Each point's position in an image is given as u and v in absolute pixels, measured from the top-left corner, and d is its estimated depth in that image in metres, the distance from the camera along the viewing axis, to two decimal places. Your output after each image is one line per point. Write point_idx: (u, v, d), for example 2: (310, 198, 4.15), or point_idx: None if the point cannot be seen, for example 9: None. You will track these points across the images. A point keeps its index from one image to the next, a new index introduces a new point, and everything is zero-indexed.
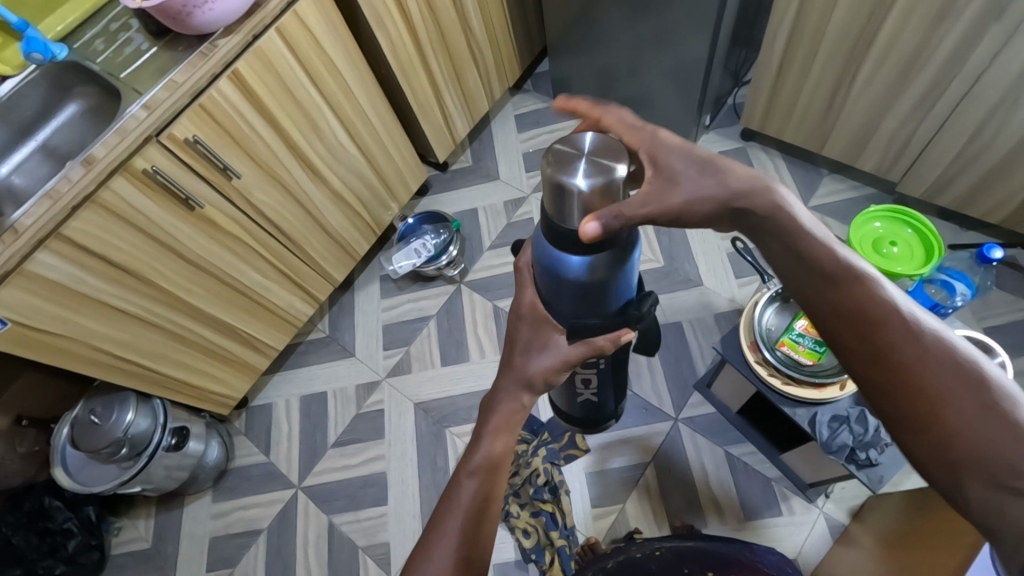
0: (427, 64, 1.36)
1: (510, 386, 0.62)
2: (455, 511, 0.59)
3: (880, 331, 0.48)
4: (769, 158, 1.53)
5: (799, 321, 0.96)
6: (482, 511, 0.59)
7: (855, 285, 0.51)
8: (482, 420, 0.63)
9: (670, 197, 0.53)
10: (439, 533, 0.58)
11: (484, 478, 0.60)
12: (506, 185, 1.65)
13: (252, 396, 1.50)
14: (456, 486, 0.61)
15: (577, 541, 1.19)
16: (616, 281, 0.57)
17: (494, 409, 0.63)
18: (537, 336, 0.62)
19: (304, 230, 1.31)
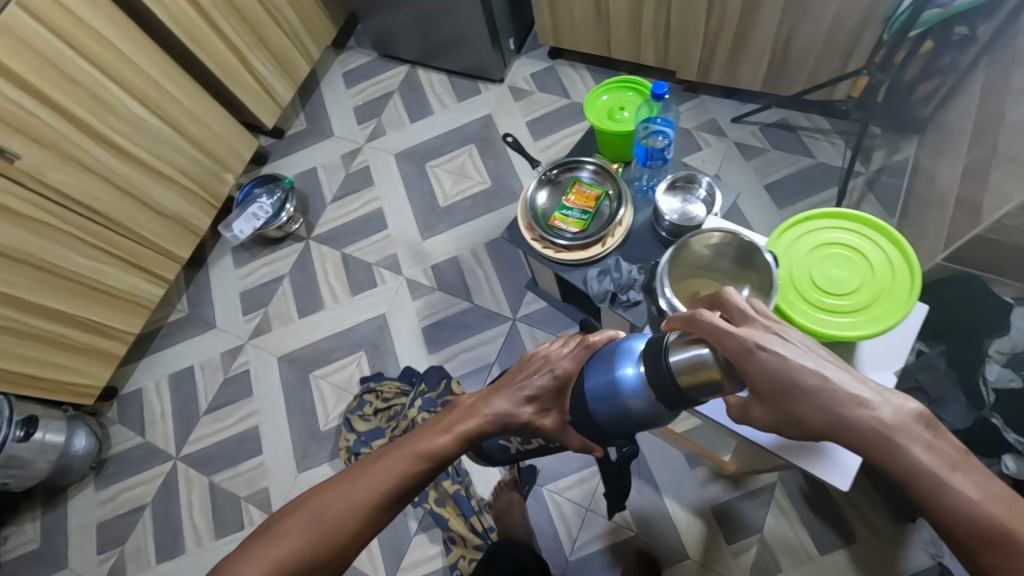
0: (220, 29, 1.39)
1: (505, 400, 0.63)
2: (380, 470, 0.59)
3: (1006, 552, 0.41)
4: (575, 71, 1.62)
5: (566, 198, 1.06)
6: (398, 497, 0.59)
7: (955, 483, 0.43)
8: (463, 413, 0.63)
9: (791, 410, 0.50)
10: (361, 480, 0.58)
11: (426, 471, 0.60)
12: (341, 140, 1.70)
13: (121, 385, 1.52)
14: (397, 453, 0.60)
15: (469, 479, 1.25)
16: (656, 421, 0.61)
17: (476, 412, 0.62)
18: (547, 399, 0.64)
19: (127, 210, 1.32)
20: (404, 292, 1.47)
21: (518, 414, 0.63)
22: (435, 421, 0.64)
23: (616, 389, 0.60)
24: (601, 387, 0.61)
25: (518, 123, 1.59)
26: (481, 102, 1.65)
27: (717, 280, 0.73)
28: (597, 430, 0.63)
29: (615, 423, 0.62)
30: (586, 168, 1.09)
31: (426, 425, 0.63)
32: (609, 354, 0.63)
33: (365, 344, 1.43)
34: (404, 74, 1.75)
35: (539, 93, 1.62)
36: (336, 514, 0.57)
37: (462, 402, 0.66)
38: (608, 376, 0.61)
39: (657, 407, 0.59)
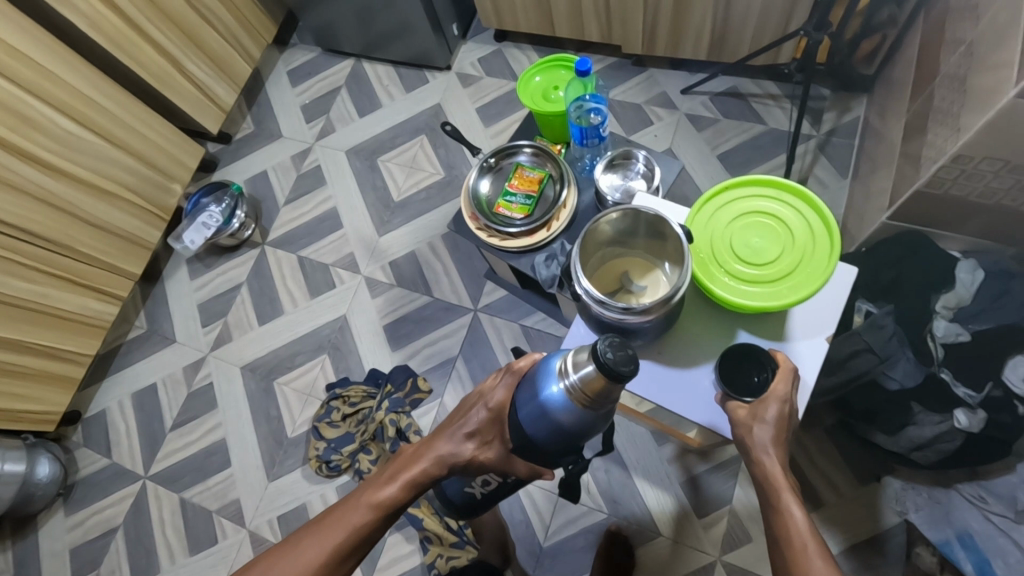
0: (149, 36, 1.34)
1: (445, 441, 0.62)
2: (333, 526, 0.58)
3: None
4: (522, 52, 1.59)
5: (509, 183, 1.04)
6: (355, 549, 0.58)
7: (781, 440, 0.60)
8: (409, 459, 0.63)
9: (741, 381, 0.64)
10: (316, 534, 0.58)
11: (374, 520, 0.59)
12: (290, 141, 1.66)
13: (84, 409, 1.49)
14: (344, 506, 0.60)
15: None
16: (594, 428, 0.59)
17: (421, 456, 0.62)
18: (485, 430, 0.63)
19: (67, 230, 1.29)
20: (363, 291, 1.44)
21: (461, 452, 0.62)
22: (386, 468, 0.64)
23: (549, 407, 0.57)
24: (532, 411, 0.59)
25: (467, 110, 1.56)
26: (429, 91, 1.61)
27: (633, 253, 0.76)
28: (537, 451, 0.61)
29: (554, 439, 0.59)
30: (525, 152, 1.07)
31: (378, 472, 0.63)
32: (534, 375, 0.60)
33: (327, 347, 1.41)
34: (349, 68, 1.71)
35: (487, 78, 1.59)
36: (292, 572, 0.55)
37: (407, 447, 0.65)
38: (535, 402, 0.58)
39: (587, 416, 0.57)
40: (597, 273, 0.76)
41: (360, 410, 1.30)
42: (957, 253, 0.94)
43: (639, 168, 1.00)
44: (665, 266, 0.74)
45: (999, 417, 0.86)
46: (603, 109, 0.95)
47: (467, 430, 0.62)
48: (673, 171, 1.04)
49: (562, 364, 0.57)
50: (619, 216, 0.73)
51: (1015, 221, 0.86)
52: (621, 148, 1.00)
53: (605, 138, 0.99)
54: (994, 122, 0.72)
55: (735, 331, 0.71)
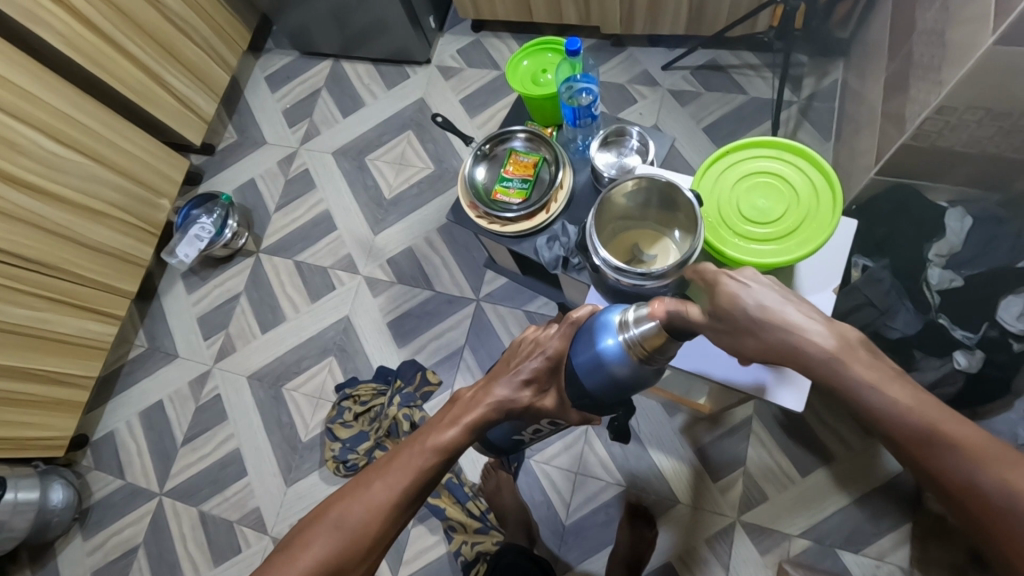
0: (127, 52, 1.33)
1: (503, 386, 0.59)
2: (396, 470, 0.55)
3: (936, 446, 0.45)
4: (500, 41, 1.60)
5: (505, 169, 1.05)
6: (419, 495, 0.55)
7: (888, 393, 0.47)
8: (466, 405, 0.58)
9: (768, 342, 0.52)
10: (378, 480, 0.54)
11: (438, 462, 0.55)
12: (275, 147, 1.65)
13: (91, 432, 1.48)
14: (406, 449, 0.56)
15: (463, 472, 1.25)
16: (647, 378, 0.61)
17: (479, 401, 0.58)
18: (543, 380, 0.61)
19: (60, 254, 1.27)
20: (364, 291, 1.45)
21: (518, 399, 0.59)
22: (445, 409, 0.59)
23: (603, 356, 0.59)
24: (586, 361, 0.60)
25: (452, 103, 1.56)
26: (411, 87, 1.61)
27: (645, 224, 0.79)
28: (590, 402, 0.62)
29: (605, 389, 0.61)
30: (518, 138, 1.08)
31: (432, 418, 0.59)
32: (590, 326, 0.62)
33: (333, 349, 1.42)
34: (329, 70, 1.70)
35: (468, 69, 1.59)
36: (358, 519, 0.53)
37: (463, 393, 0.61)
38: (592, 352, 0.60)
39: (641, 369, 0.59)
40: (609, 244, 0.78)
41: (374, 407, 1.31)
42: (945, 203, 0.97)
43: (633, 143, 1.01)
44: (674, 236, 0.76)
45: (996, 356, 0.90)
46: (595, 89, 0.96)
47: (527, 373, 0.60)
48: (665, 145, 1.06)
49: (621, 318, 0.60)
50: (631, 185, 0.75)
51: (1001, 168, 0.89)
52: (613, 125, 1.01)
53: (597, 118, 1.01)
54: (975, 73, 0.74)
55: None
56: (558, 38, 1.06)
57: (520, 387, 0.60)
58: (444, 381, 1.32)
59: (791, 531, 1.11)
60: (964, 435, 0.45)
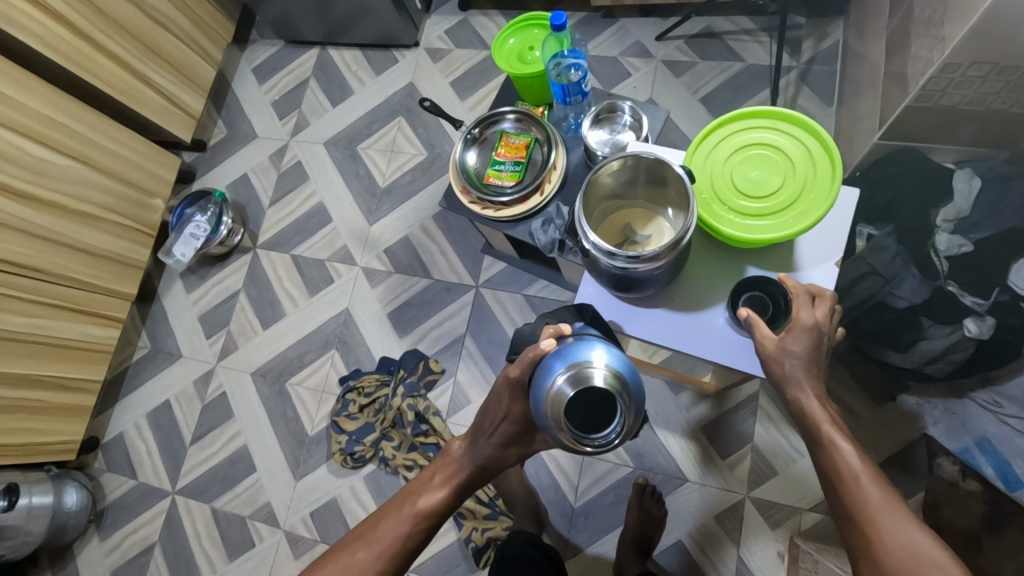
0: (106, 50, 1.30)
1: (484, 449, 0.69)
2: (384, 537, 0.65)
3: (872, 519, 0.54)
4: (488, 19, 1.55)
5: (496, 152, 1.03)
6: (405, 557, 0.65)
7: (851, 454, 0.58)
8: (453, 468, 0.70)
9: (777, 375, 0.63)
10: (365, 547, 0.64)
11: (424, 526, 0.66)
12: (265, 140, 1.62)
13: (101, 434, 1.49)
14: (395, 514, 0.67)
15: None
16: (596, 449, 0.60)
17: (464, 468, 0.69)
18: (517, 435, 0.69)
19: (55, 259, 1.27)
20: (362, 282, 1.43)
21: (499, 458, 0.69)
22: (430, 474, 0.70)
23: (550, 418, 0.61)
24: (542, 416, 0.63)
25: (441, 85, 1.53)
26: (400, 72, 1.58)
27: (640, 205, 0.76)
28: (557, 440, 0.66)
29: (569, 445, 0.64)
30: (506, 119, 1.06)
31: (421, 483, 0.69)
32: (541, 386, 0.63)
33: (334, 343, 1.41)
34: (315, 58, 1.66)
35: (457, 50, 1.55)
36: None
37: (448, 455, 0.71)
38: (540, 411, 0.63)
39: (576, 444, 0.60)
40: (601, 226, 0.76)
41: (377, 399, 1.31)
42: (951, 165, 0.94)
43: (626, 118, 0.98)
44: (668, 214, 0.74)
45: (1008, 321, 0.86)
46: (582, 65, 0.93)
47: (498, 434, 0.68)
48: (659, 119, 1.02)
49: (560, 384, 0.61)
50: (617, 166, 0.72)
51: (1007, 125, 0.86)
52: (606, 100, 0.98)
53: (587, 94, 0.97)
54: (978, 27, 0.71)
55: (743, 267, 0.71)
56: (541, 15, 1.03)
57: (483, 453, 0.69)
58: (447, 369, 1.32)
59: (802, 505, 1.09)
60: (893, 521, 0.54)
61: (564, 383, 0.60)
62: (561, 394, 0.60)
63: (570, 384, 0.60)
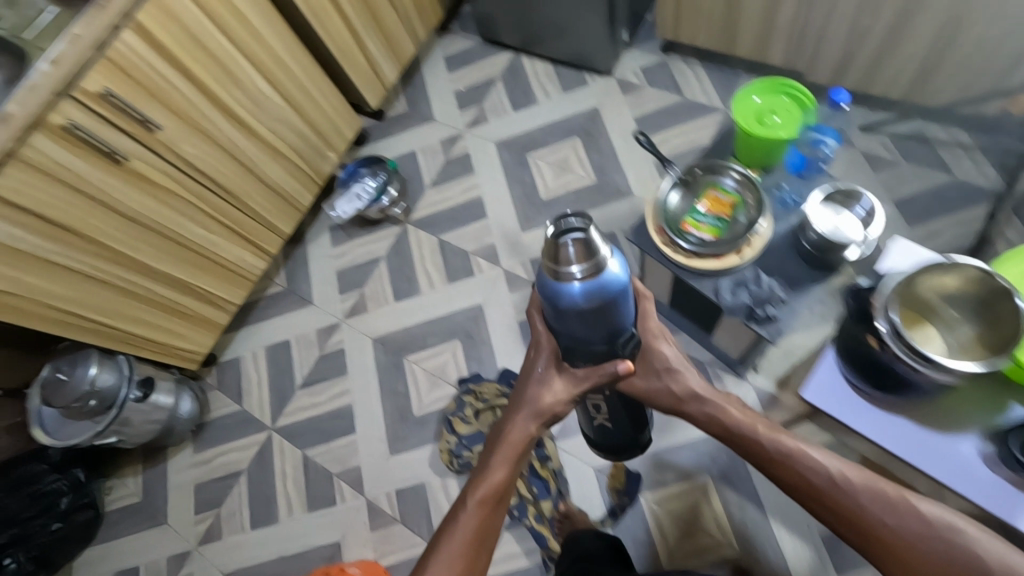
0: (340, 8, 1.39)
1: (531, 405, 0.71)
2: (457, 536, 0.68)
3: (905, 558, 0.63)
4: (689, 67, 1.56)
5: (700, 203, 1.03)
6: (483, 539, 0.68)
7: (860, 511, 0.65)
8: (499, 442, 0.72)
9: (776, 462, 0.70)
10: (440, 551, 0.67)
11: (487, 509, 0.69)
12: (441, 125, 1.68)
13: (220, 353, 1.57)
14: (459, 513, 0.69)
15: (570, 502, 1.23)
16: (616, 302, 0.66)
17: (509, 437, 0.71)
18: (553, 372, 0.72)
19: (241, 183, 1.35)
20: (502, 283, 1.45)
21: (545, 408, 0.71)
22: (488, 454, 0.72)
23: (555, 299, 0.65)
24: (566, 303, 0.65)
25: (626, 118, 1.55)
26: (587, 95, 1.60)
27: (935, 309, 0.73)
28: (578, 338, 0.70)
29: (571, 333, 0.70)
30: (726, 175, 1.04)
31: (475, 474, 0.71)
32: (551, 291, 0.65)
33: (459, 333, 1.43)
34: (507, 61, 1.72)
35: (649, 88, 1.57)
36: None
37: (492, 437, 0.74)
38: (563, 300, 0.64)
39: (599, 294, 0.64)
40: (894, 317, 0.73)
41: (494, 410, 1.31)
42: None
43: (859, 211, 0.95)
44: (942, 329, 0.73)
45: None
46: (833, 146, 0.98)
47: (534, 384, 0.72)
48: None
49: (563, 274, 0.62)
50: (954, 282, 0.71)
51: None
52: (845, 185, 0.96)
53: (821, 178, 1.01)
54: None
55: (1009, 405, 0.72)
56: (808, 93, 0.99)
57: (539, 413, 0.71)
58: None
59: None
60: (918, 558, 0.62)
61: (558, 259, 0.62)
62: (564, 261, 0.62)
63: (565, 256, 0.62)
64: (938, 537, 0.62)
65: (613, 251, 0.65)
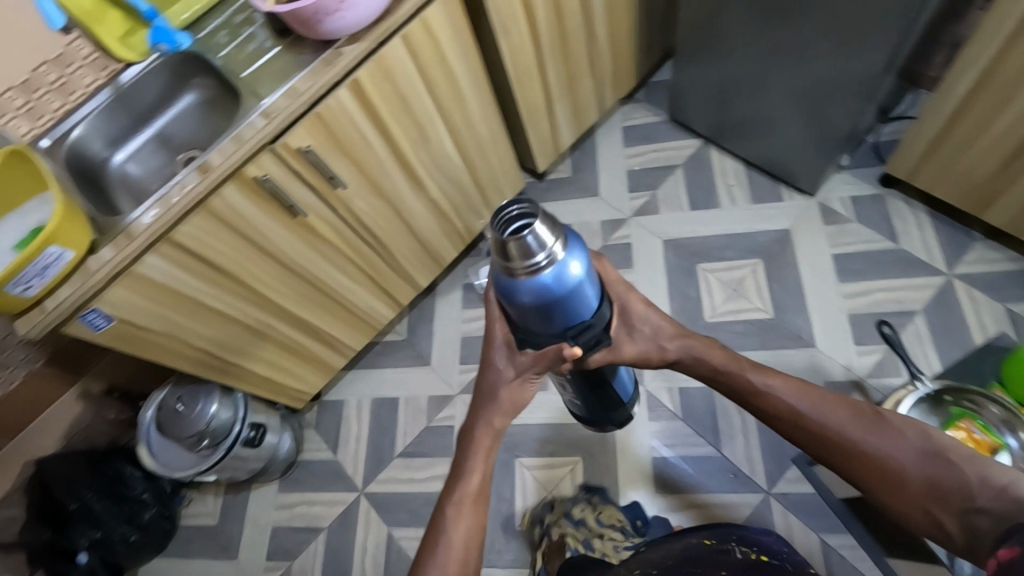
0: (545, 73, 1.27)
1: (501, 401, 0.71)
2: (444, 552, 0.68)
3: (894, 481, 0.65)
4: (911, 211, 1.34)
5: (948, 432, 0.83)
6: (475, 546, 0.69)
7: (850, 427, 0.68)
8: (466, 442, 0.72)
9: (760, 398, 0.73)
10: (429, 560, 0.68)
11: (473, 509, 0.70)
12: (604, 204, 1.54)
13: (325, 390, 1.50)
14: (441, 520, 0.70)
15: None
16: (576, 293, 0.61)
17: (473, 438, 0.72)
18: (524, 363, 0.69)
19: (399, 239, 1.25)
20: (641, 406, 1.30)
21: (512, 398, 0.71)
22: (459, 455, 0.73)
23: (512, 297, 0.60)
24: (529, 296, 0.59)
25: (822, 253, 1.35)
26: (779, 213, 1.42)
27: None
28: (547, 332, 0.65)
29: (529, 330, 0.66)
30: (1010, 423, 0.83)
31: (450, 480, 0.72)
32: (507, 285, 0.60)
33: (580, 449, 1.29)
34: (692, 149, 1.56)
35: (857, 224, 1.36)
36: None
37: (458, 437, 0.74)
38: (528, 296, 0.59)
39: (558, 282, 0.59)
40: None
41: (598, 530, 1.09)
42: None
43: None
44: None
45: None
46: None
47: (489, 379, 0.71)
48: None
49: (514, 267, 0.58)
50: None
51: None
52: None
53: None
54: None
55: None
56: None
57: (500, 408, 0.71)
58: None
59: None
60: (904, 477, 0.65)
61: (505, 254, 0.58)
62: (517, 248, 0.57)
63: (508, 247, 0.57)
64: (935, 466, 0.64)
65: (570, 243, 0.61)
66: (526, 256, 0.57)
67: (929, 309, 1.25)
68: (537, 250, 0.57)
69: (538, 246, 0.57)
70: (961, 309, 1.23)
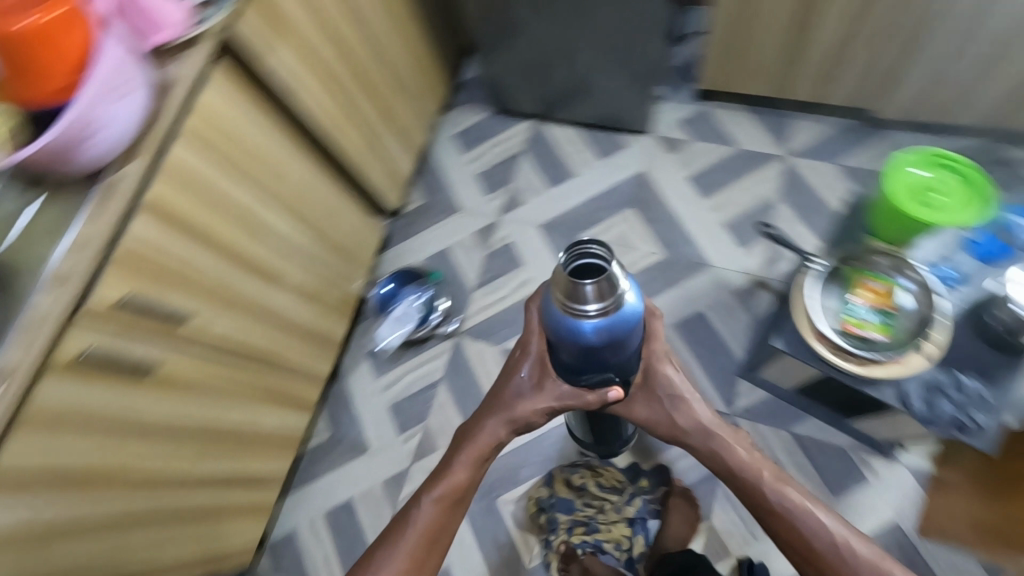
0: (356, 113, 1.19)
1: (492, 422, 0.82)
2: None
3: (787, 525, 0.79)
4: (733, 114, 1.44)
5: (856, 297, 0.89)
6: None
7: (778, 483, 0.80)
8: (434, 478, 0.83)
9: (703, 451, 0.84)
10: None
11: (420, 545, 0.79)
12: (470, 215, 1.50)
13: (269, 531, 1.31)
14: (386, 556, 0.78)
15: None
16: (630, 328, 0.70)
17: (443, 473, 0.82)
18: (541, 374, 0.80)
19: (276, 341, 1.12)
20: None
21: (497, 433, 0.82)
22: (421, 491, 0.83)
23: (570, 335, 0.68)
24: (568, 334, 0.68)
25: (679, 180, 1.41)
26: (628, 159, 1.46)
27: None
28: (576, 367, 0.75)
29: (576, 364, 0.74)
30: (898, 267, 0.90)
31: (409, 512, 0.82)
32: (568, 320, 0.68)
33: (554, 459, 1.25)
34: (527, 131, 1.56)
35: (696, 143, 1.44)
36: None
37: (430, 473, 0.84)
38: (586, 334, 0.68)
39: (615, 323, 0.68)
40: None
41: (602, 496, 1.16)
42: None
43: None
44: None
45: None
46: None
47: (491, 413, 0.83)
48: None
49: (593, 304, 0.66)
50: None
51: None
52: None
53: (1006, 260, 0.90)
54: None
55: None
56: (980, 174, 0.89)
57: (511, 421, 0.81)
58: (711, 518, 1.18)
59: None
60: (805, 533, 0.79)
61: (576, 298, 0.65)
62: (590, 299, 0.65)
63: (587, 292, 0.64)
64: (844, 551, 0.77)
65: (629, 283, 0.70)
66: (588, 303, 0.65)
67: (784, 192, 1.35)
68: (608, 295, 0.65)
69: (604, 290, 0.65)
70: (808, 181, 1.35)
